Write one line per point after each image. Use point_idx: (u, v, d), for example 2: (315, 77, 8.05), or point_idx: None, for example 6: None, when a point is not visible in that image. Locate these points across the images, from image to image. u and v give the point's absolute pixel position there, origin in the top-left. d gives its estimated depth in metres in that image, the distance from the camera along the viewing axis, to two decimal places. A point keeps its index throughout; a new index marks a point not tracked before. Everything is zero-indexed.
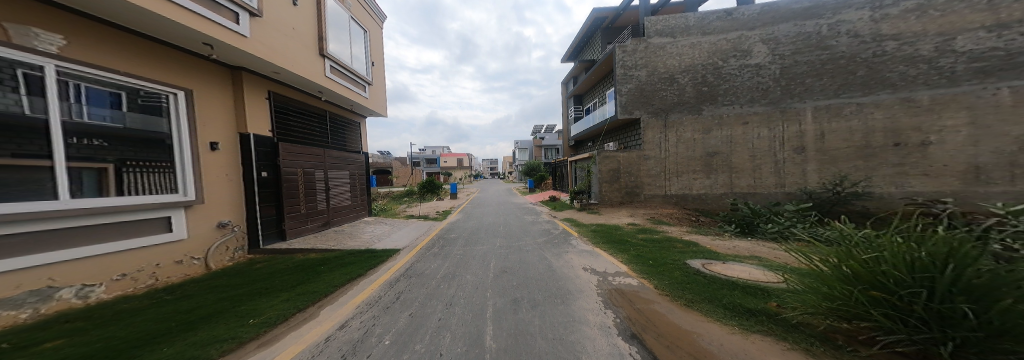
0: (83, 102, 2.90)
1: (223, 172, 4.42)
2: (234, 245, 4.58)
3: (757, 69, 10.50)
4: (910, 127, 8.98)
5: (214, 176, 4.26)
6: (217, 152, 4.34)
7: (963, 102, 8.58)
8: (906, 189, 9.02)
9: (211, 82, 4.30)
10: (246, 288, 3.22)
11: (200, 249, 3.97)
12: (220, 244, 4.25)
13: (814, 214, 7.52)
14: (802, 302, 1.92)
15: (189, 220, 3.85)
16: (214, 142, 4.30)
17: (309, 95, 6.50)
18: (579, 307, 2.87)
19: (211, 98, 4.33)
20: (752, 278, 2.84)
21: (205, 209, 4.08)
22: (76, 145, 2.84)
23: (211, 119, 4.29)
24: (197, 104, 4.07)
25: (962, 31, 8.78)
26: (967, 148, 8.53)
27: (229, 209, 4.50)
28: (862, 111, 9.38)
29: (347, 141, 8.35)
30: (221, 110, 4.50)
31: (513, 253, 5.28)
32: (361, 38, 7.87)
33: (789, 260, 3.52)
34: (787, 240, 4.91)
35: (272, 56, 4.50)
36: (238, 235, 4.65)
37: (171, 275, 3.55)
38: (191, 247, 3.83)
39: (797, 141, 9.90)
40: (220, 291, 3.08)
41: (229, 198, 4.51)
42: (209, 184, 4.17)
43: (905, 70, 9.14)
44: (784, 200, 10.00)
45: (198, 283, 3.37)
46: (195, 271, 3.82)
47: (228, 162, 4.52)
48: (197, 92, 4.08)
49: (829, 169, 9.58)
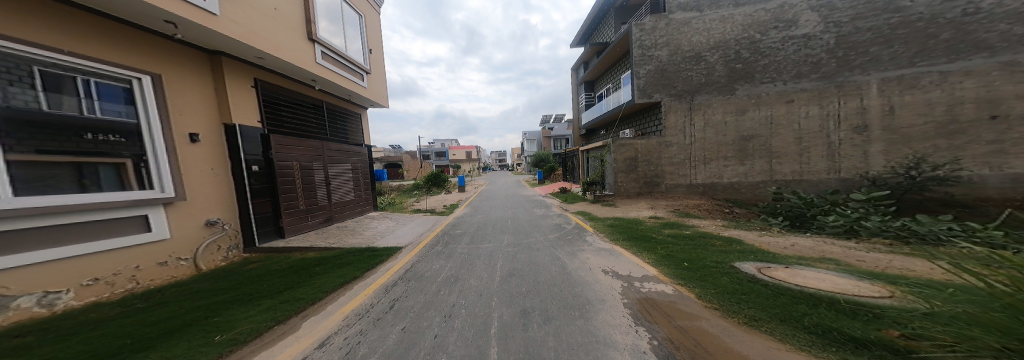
0: (93, 97, 3.07)
1: (204, 165, 4.16)
2: (227, 244, 4.42)
3: (804, 41, 9.07)
4: (1013, 96, 7.37)
5: (196, 170, 4.02)
6: (198, 144, 4.09)
7: None
8: (1004, 172, 7.47)
9: (184, 67, 4.01)
10: (226, 294, 2.92)
11: (187, 249, 3.80)
12: (209, 244, 4.07)
13: (890, 203, 6.36)
14: (954, 337, 1.22)
15: (170, 220, 3.64)
16: (194, 133, 4.05)
17: (301, 84, 6.21)
18: (602, 322, 2.34)
19: (188, 85, 4.07)
20: (838, 291, 2.11)
21: (189, 207, 3.86)
22: (93, 140, 3.07)
23: (189, 109, 4.04)
24: (169, 91, 3.79)
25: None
26: None
27: (218, 206, 4.32)
28: (946, 80, 7.83)
29: (346, 133, 8.12)
30: (200, 99, 4.25)
31: (522, 252, 4.78)
32: (356, 23, 7.45)
33: (877, 263, 2.71)
34: (862, 238, 3.96)
35: (251, 38, 4.16)
36: (230, 233, 4.50)
37: (154, 278, 3.38)
38: (175, 247, 3.65)
39: (856, 118, 8.53)
40: (199, 298, 2.80)
41: (217, 195, 4.31)
42: (190, 179, 3.92)
43: (1009, 27, 7.45)
44: (838, 188, 8.74)
45: (179, 287, 3.15)
46: (183, 273, 3.67)
47: (210, 154, 4.27)
48: (168, 78, 3.79)
49: (896, 150, 8.19)
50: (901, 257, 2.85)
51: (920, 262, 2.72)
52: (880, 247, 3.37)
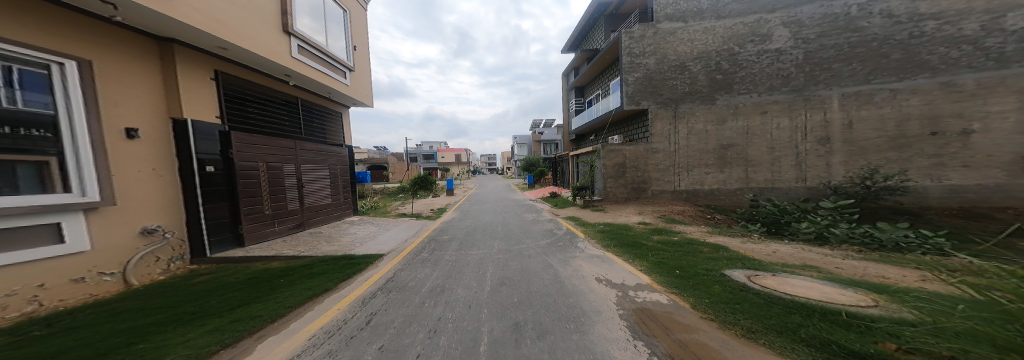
0: (14, 87, 2.54)
1: (143, 165, 3.55)
2: (167, 256, 3.78)
3: (777, 55, 9.81)
4: (950, 114, 8.35)
5: (132, 170, 3.42)
6: (135, 141, 3.48)
7: (1012, 86, 7.96)
8: (942, 183, 8.41)
9: (121, 54, 3.41)
10: (159, 315, 2.45)
11: (115, 263, 3.19)
12: (143, 256, 3.45)
13: (853, 211, 6.90)
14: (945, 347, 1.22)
15: (93, 228, 3.02)
16: (131, 129, 3.44)
17: (273, 78, 5.69)
18: (599, 336, 2.21)
19: (127, 73, 3.47)
20: (826, 300, 2.12)
21: (118, 213, 3.25)
22: (15, 136, 2.53)
23: (127, 100, 3.44)
24: (102, 80, 3.17)
25: (1013, 7, 8.08)
26: (1014, 137, 7.91)
27: (159, 212, 3.71)
28: (895, 97, 8.76)
29: (324, 132, 7.58)
30: (144, 90, 3.66)
31: (513, 259, 4.59)
32: (340, 18, 7.02)
33: (855, 270, 2.83)
34: (835, 245, 4.19)
35: (213, 25, 3.68)
36: (173, 243, 3.88)
37: (65, 298, 2.74)
38: (99, 260, 3.04)
39: (821, 130, 9.29)
40: (120, 322, 2.31)
41: (157, 198, 3.70)
42: (122, 181, 3.31)
43: (947, 51, 8.48)
44: (805, 196, 9.43)
45: (99, 308, 2.60)
46: (105, 291, 3.02)
47: (151, 153, 3.66)
48: (101, 65, 3.18)
49: (855, 161, 8.99)
50: (875, 265, 3.01)
51: (892, 268, 2.87)
52: (853, 254, 3.55)
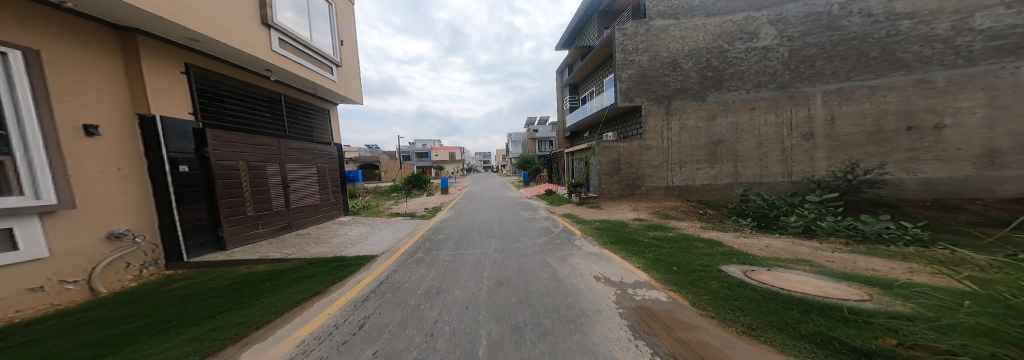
0: None
1: (107, 165, 3.25)
2: (138, 261, 3.51)
3: (764, 52, 10.01)
4: (924, 110, 8.76)
5: (93, 170, 3.12)
6: (96, 138, 3.17)
7: (981, 83, 8.38)
8: (917, 176, 8.85)
9: (72, 43, 3.02)
10: (130, 325, 2.23)
11: (79, 270, 2.91)
12: (112, 261, 3.19)
13: (837, 204, 7.17)
14: (949, 342, 1.22)
15: (52, 234, 2.73)
16: (91, 125, 3.13)
17: (252, 74, 5.37)
18: (599, 337, 2.16)
19: (84, 65, 3.13)
20: (821, 294, 2.15)
21: (80, 217, 2.96)
22: None
23: (84, 94, 3.11)
24: (55, 72, 2.83)
25: (980, 8, 8.49)
26: (983, 131, 8.37)
27: (127, 215, 3.42)
28: (874, 94, 9.11)
29: (310, 130, 7.28)
30: (105, 85, 3.34)
31: (510, 258, 4.53)
32: (324, 10, 6.68)
33: (846, 263, 2.89)
34: (823, 238, 4.32)
35: (184, 16, 3.35)
36: (145, 247, 3.60)
37: (23, 309, 2.46)
38: (61, 268, 2.77)
39: (806, 126, 9.58)
40: (84, 333, 2.08)
41: (125, 200, 3.41)
42: (83, 182, 3.01)
43: (920, 50, 8.85)
44: (791, 190, 9.75)
45: (60, 318, 2.34)
46: (68, 299, 2.77)
47: (116, 152, 3.36)
48: (50, 55, 2.81)
49: (837, 156, 9.33)
50: (864, 257, 3.10)
51: (879, 260, 2.96)
52: (841, 246, 3.66)
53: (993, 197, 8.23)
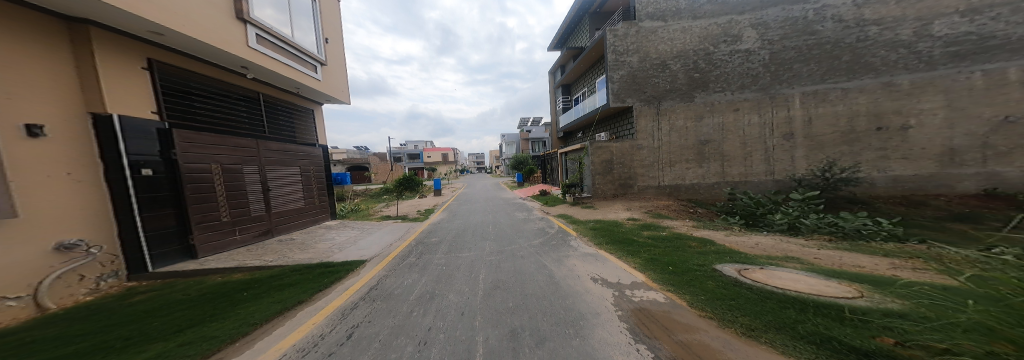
0: None
1: (55, 169, 2.88)
2: (95, 273, 3.13)
3: (747, 55, 10.39)
4: (892, 111, 9.34)
5: (38, 175, 2.75)
6: (41, 139, 2.79)
7: (940, 86, 9.02)
8: (887, 173, 9.42)
9: (7, 33, 2.60)
10: (81, 344, 1.95)
11: (23, 284, 2.54)
12: (63, 274, 2.81)
13: (819, 201, 7.51)
14: (948, 338, 1.22)
15: None
16: (34, 124, 2.74)
17: (226, 70, 5.02)
18: (599, 339, 2.08)
19: (27, 57, 2.75)
20: (815, 292, 2.19)
21: (21, 226, 2.57)
22: None
23: (26, 90, 2.72)
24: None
25: (938, 16, 9.14)
26: (944, 131, 9.00)
27: (78, 224, 3.04)
28: (847, 96, 9.63)
29: (292, 130, 6.91)
30: (54, 80, 2.96)
31: (506, 260, 4.44)
32: (307, 6, 6.36)
33: (834, 260, 2.99)
34: (808, 234, 4.49)
35: (143, 6, 3.01)
36: (102, 258, 3.23)
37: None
38: (0, 281, 2.39)
39: (787, 126, 10.01)
40: (23, 356, 1.79)
41: (76, 207, 3.04)
42: (26, 188, 2.64)
43: (887, 54, 9.44)
44: (774, 188, 10.17)
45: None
46: (14, 316, 2.37)
47: (64, 154, 2.97)
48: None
49: (816, 155, 9.80)
50: (850, 253, 3.22)
51: (864, 257, 3.08)
52: (827, 243, 3.80)
53: (955, 192, 8.86)
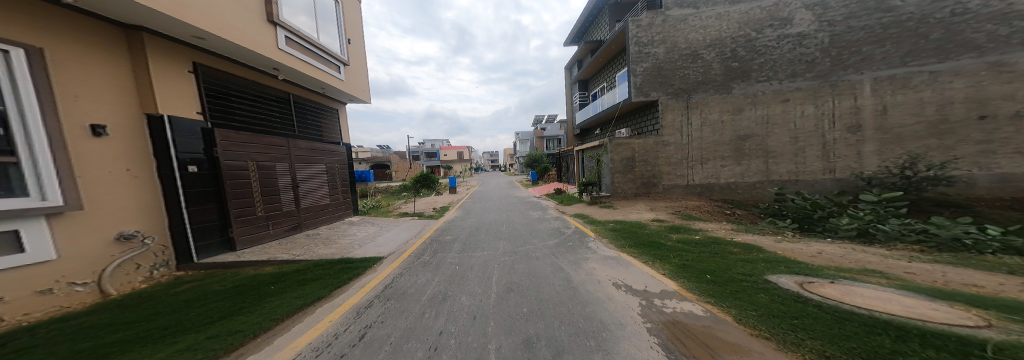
0: None
1: (115, 165, 3.23)
2: (148, 262, 3.51)
3: (799, 40, 9.14)
4: (1000, 96, 7.63)
5: (102, 171, 3.09)
6: (102, 138, 3.12)
7: None
8: (992, 171, 7.70)
9: (71, 41, 2.92)
10: (125, 332, 2.11)
11: (89, 271, 2.87)
12: (121, 263, 3.16)
13: (901, 205, 6.31)
14: None
15: (60, 235, 2.68)
16: (98, 125, 3.09)
17: (260, 73, 5.43)
18: (627, 355, 1.79)
19: (90, 64, 3.09)
20: (918, 317, 1.70)
21: (88, 218, 2.91)
22: None
23: (91, 94, 3.07)
24: (58, 69, 2.75)
25: None
26: None
27: (135, 216, 3.40)
28: (936, 80, 8.04)
29: (319, 130, 7.33)
30: (112, 84, 3.32)
31: (520, 261, 4.25)
32: (331, 9, 6.71)
33: (933, 276, 2.38)
34: (887, 244, 3.72)
35: (186, 11, 3.28)
36: (154, 249, 3.59)
37: (31, 312, 2.40)
38: (72, 268, 2.73)
39: (851, 117, 8.65)
40: (80, 341, 1.96)
41: (132, 200, 3.39)
42: (91, 183, 2.96)
43: (995, 28, 7.73)
44: (831, 188, 8.82)
45: (64, 323, 2.24)
46: (78, 301, 2.70)
47: (122, 152, 3.33)
48: (52, 52, 2.72)
49: (890, 150, 8.33)
50: (956, 268, 2.55)
51: (979, 274, 2.41)
52: (918, 255, 3.09)
53: None
